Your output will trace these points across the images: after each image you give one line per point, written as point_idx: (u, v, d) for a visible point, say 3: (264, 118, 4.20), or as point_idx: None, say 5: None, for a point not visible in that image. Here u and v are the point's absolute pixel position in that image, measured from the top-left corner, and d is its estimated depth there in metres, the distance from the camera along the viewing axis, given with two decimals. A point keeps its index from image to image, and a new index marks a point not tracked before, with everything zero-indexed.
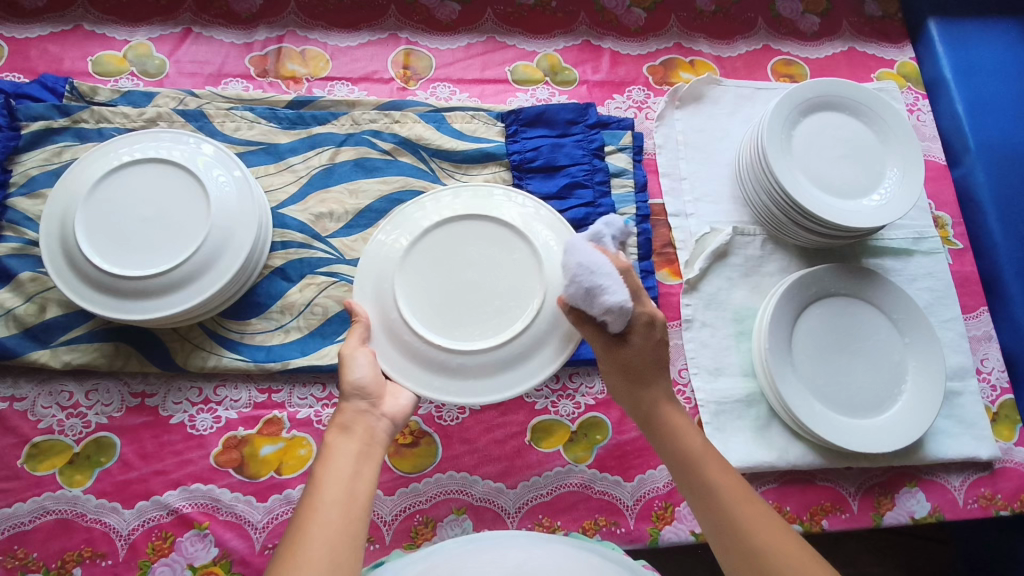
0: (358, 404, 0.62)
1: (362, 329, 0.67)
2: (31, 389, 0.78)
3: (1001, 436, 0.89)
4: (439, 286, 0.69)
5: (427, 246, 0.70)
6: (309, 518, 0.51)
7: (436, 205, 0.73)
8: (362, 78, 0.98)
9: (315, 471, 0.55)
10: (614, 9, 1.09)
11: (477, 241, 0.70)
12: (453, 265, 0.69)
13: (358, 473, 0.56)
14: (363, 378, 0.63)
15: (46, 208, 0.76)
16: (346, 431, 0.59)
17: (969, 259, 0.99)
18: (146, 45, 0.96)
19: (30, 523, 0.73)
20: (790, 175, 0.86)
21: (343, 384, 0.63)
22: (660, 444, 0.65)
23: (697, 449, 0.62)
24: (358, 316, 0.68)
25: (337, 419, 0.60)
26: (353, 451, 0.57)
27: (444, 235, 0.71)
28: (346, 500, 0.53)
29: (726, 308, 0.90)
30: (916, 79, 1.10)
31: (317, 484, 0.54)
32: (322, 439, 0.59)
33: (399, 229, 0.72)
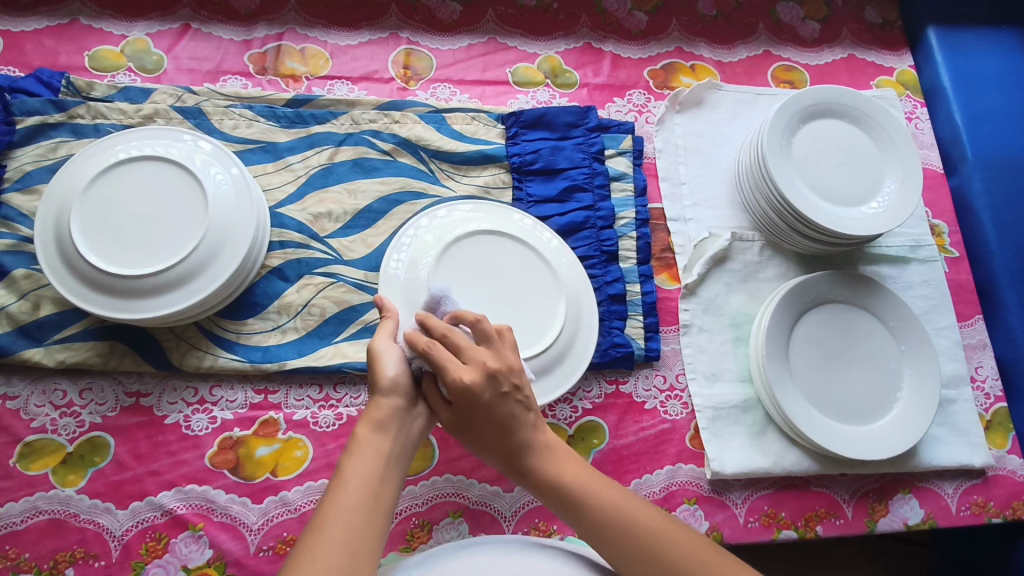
0: (395, 403, 0.57)
1: (393, 324, 0.62)
2: (25, 388, 0.77)
3: (995, 444, 0.90)
4: (470, 296, 0.76)
5: (457, 261, 0.77)
6: (330, 517, 0.50)
7: (461, 218, 0.81)
8: (362, 77, 0.98)
9: (343, 468, 0.53)
10: (616, 12, 1.09)
11: (501, 256, 0.79)
12: (484, 279, 0.77)
13: (384, 477, 0.54)
14: (402, 375, 0.58)
15: (41, 205, 0.75)
16: (381, 428, 0.56)
17: (965, 267, 0.99)
18: (144, 41, 0.95)
19: (22, 523, 0.72)
20: (789, 181, 0.87)
21: (378, 381, 0.58)
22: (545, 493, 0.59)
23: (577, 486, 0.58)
24: (388, 311, 0.63)
25: (372, 414, 0.57)
26: (383, 453, 0.55)
27: (470, 251, 0.78)
28: (368, 506, 0.51)
29: (724, 314, 0.90)
30: (915, 87, 1.10)
31: (342, 484, 0.52)
32: (353, 431, 0.56)
33: (431, 237, 0.79)
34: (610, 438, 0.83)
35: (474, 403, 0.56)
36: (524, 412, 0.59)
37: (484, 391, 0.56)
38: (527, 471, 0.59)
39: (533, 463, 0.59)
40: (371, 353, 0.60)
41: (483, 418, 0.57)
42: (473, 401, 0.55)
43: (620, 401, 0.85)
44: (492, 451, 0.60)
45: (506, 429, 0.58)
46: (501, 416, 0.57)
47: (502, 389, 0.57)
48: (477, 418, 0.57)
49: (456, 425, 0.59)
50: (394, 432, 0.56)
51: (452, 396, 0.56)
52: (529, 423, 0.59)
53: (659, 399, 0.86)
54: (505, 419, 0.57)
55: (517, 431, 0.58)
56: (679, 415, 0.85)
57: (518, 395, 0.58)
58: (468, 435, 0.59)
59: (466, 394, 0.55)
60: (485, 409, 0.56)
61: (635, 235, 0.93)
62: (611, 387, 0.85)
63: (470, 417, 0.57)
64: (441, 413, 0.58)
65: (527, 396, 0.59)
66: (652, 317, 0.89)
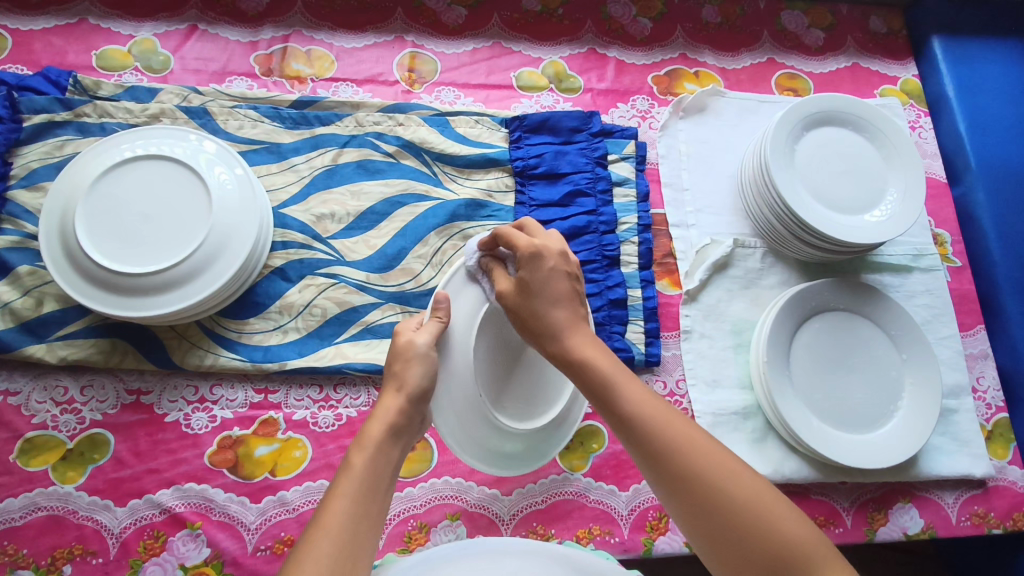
0: (412, 412, 0.59)
1: (439, 329, 0.63)
2: (26, 383, 0.77)
3: (996, 455, 0.90)
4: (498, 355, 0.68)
5: (497, 319, 0.67)
6: (337, 517, 0.49)
7: None
8: (367, 80, 0.98)
9: (354, 465, 0.54)
10: (621, 19, 1.09)
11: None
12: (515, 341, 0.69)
13: (390, 483, 0.55)
14: (428, 386, 0.60)
15: (47, 201, 0.76)
16: (396, 436, 0.57)
17: (967, 277, 0.99)
18: (151, 41, 0.96)
19: (21, 519, 0.72)
20: (791, 187, 0.87)
21: (407, 385, 0.59)
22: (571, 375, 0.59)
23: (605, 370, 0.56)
24: (442, 315, 0.63)
25: (391, 417, 0.58)
26: (393, 461, 0.56)
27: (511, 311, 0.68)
28: (376, 509, 0.52)
29: (725, 320, 0.90)
30: (918, 96, 1.10)
31: (351, 480, 0.52)
32: (366, 427, 0.56)
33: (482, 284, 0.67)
34: (610, 443, 0.83)
35: (539, 264, 0.61)
36: (574, 299, 0.62)
37: (551, 259, 0.62)
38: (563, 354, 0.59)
39: (565, 346, 0.59)
40: (407, 350, 0.61)
41: (539, 284, 0.60)
42: (539, 263, 0.61)
43: None
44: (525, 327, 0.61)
45: (553, 304, 0.60)
46: (558, 288, 0.61)
47: (564, 265, 0.62)
48: (535, 283, 0.60)
49: (516, 297, 0.61)
50: (404, 441, 0.58)
51: (524, 253, 0.61)
52: (568, 313, 0.61)
53: None
54: (558, 291, 0.61)
55: (560, 310, 0.60)
56: None
57: (574, 284, 0.63)
58: (518, 310, 0.61)
59: (535, 252, 0.61)
60: (544, 276, 0.61)
61: (637, 241, 0.93)
62: None
63: (528, 282, 0.60)
64: (506, 287, 0.62)
65: (581, 291, 0.64)
66: (653, 322, 0.89)
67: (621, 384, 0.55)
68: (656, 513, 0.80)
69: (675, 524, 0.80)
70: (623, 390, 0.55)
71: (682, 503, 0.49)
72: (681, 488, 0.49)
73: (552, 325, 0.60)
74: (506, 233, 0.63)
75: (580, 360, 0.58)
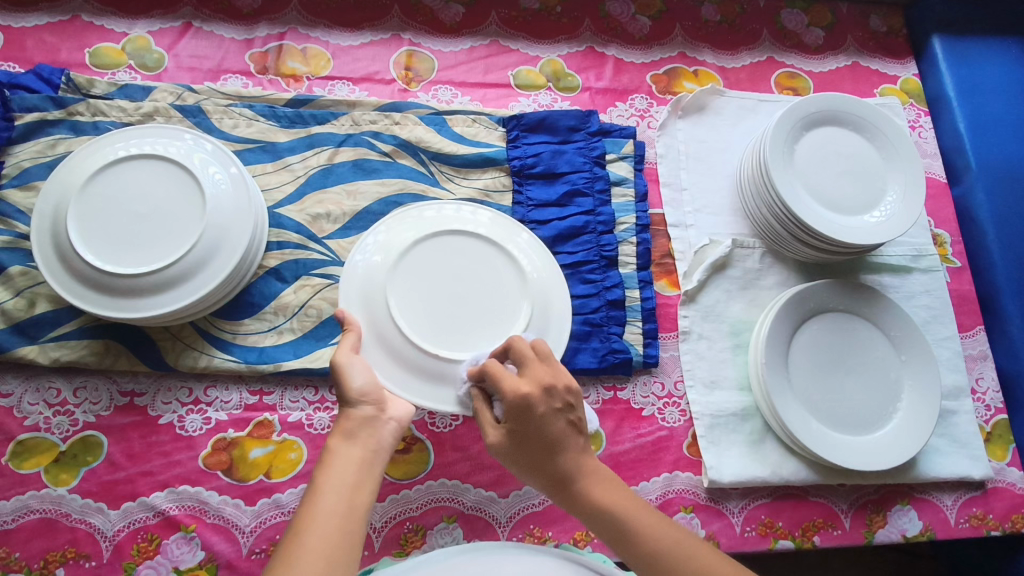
0: (364, 411, 0.59)
1: (357, 337, 0.64)
2: (18, 385, 0.77)
3: (995, 456, 0.90)
4: (431, 312, 0.71)
5: (407, 284, 0.71)
6: (303, 530, 0.49)
7: (394, 240, 0.74)
8: (363, 78, 0.98)
9: (317, 480, 0.53)
10: (619, 17, 1.08)
11: (445, 258, 0.73)
12: (442, 290, 0.72)
13: (359, 482, 0.54)
14: (367, 385, 0.60)
15: (39, 201, 0.75)
16: (351, 437, 0.57)
17: (967, 278, 0.99)
18: (145, 38, 0.95)
19: (13, 522, 0.71)
20: (790, 188, 0.86)
21: (346, 394, 0.59)
22: (585, 519, 0.60)
23: (619, 511, 0.58)
24: (351, 325, 0.66)
25: (343, 425, 0.58)
26: (357, 459, 0.55)
27: (417, 275, 0.72)
28: (346, 512, 0.51)
29: (724, 320, 0.90)
30: (919, 96, 1.10)
31: (315, 493, 0.52)
32: (324, 443, 0.56)
33: (375, 269, 0.72)
34: (608, 444, 0.82)
35: (528, 415, 0.58)
36: (576, 434, 0.60)
37: (539, 404, 0.58)
38: (573, 497, 0.60)
39: (579, 489, 0.60)
40: (333, 366, 0.61)
41: (532, 434, 0.59)
42: (528, 413, 0.58)
43: (618, 408, 0.84)
44: (538, 477, 0.61)
45: (556, 452, 0.59)
46: (552, 435, 0.59)
47: (557, 404, 0.59)
48: (528, 434, 0.59)
49: (500, 440, 0.60)
50: (365, 440, 0.57)
51: (510, 405, 0.58)
52: (577, 448, 0.60)
53: (657, 406, 0.85)
54: (557, 438, 0.59)
55: (563, 456, 0.60)
56: (677, 422, 0.85)
57: (569, 417, 0.60)
58: (516, 459, 0.60)
59: (521, 404, 0.58)
60: (537, 423, 0.58)
61: (635, 241, 0.92)
62: (609, 393, 0.85)
63: (518, 433, 0.59)
64: (495, 433, 0.60)
65: (577, 419, 0.61)
66: (651, 323, 0.88)
67: (634, 523, 0.58)
68: None
69: None
70: (640, 530, 0.58)
71: None
72: None
73: (564, 474, 0.60)
74: (493, 373, 0.61)
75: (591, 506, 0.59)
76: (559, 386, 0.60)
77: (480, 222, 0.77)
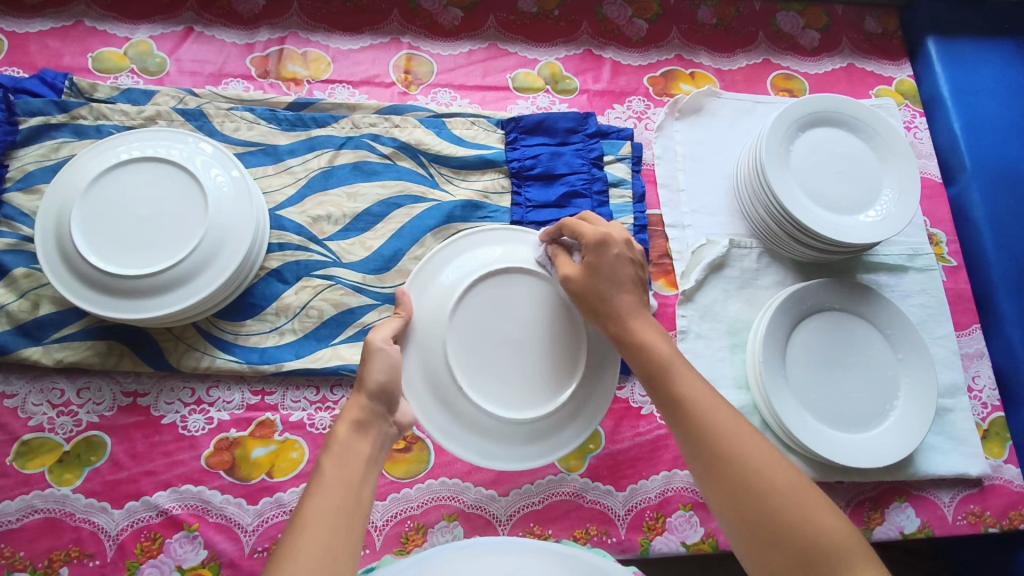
0: (376, 406, 0.59)
1: (398, 324, 0.65)
2: (22, 386, 0.77)
3: (991, 454, 0.90)
4: (483, 346, 0.67)
5: (473, 307, 0.67)
6: (308, 520, 0.49)
7: (483, 259, 0.71)
8: (363, 82, 0.99)
9: (323, 470, 0.54)
10: (616, 20, 1.10)
11: (518, 300, 0.67)
12: (502, 330, 0.67)
13: (364, 478, 0.55)
14: (387, 381, 0.60)
15: (43, 202, 0.76)
16: (360, 430, 0.57)
17: (963, 276, 1.00)
18: (147, 43, 0.96)
19: (17, 522, 0.72)
20: (786, 188, 0.87)
21: (365, 383, 0.59)
22: (628, 358, 0.63)
23: (666, 357, 0.61)
24: (402, 312, 0.66)
25: (352, 416, 0.58)
26: (364, 454, 0.56)
27: (487, 298, 0.67)
28: (351, 507, 0.52)
29: (721, 320, 0.90)
30: (914, 97, 1.11)
31: (321, 483, 0.52)
32: (332, 432, 0.57)
33: (453, 274, 0.70)
34: (606, 443, 0.83)
35: (605, 250, 0.64)
36: (637, 285, 0.65)
37: (617, 245, 0.64)
38: (622, 333, 0.63)
39: (625, 328, 0.63)
40: (367, 349, 0.62)
41: (607, 268, 0.64)
42: (606, 246, 0.64)
43: (617, 407, 0.85)
44: (590, 309, 0.64)
45: (621, 288, 0.64)
46: (623, 272, 0.64)
47: (629, 250, 0.65)
48: (603, 267, 0.63)
49: (581, 278, 0.64)
50: (372, 435, 0.58)
51: (589, 239, 0.64)
52: (636, 300, 0.64)
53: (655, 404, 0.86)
54: (626, 276, 0.64)
55: (626, 295, 0.64)
56: None
57: (637, 271, 0.65)
58: (584, 291, 0.63)
59: (601, 238, 0.64)
60: (611, 257, 0.64)
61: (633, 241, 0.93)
62: None
63: (596, 266, 0.63)
64: (570, 270, 0.64)
65: (642, 279, 0.66)
66: None
67: (675, 369, 0.60)
68: (653, 513, 0.80)
69: (673, 524, 0.80)
70: (679, 377, 0.59)
71: (722, 488, 0.53)
72: (726, 475, 0.53)
73: (619, 311, 0.63)
74: (571, 223, 0.66)
75: (637, 344, 0.62)
76: (630, 241, 0.66)
77: None
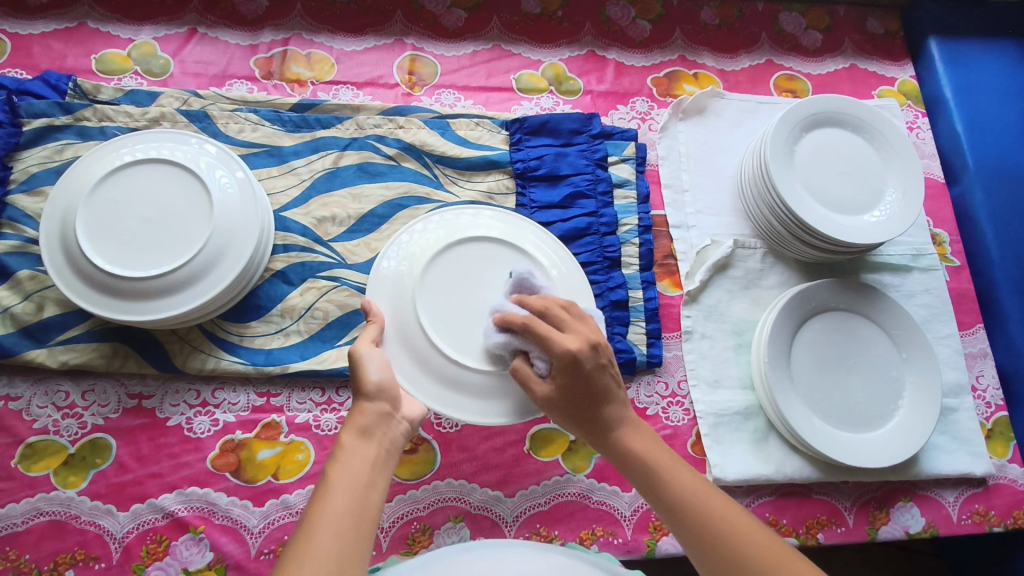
0: (379, 408, 0.60)
1: (376, 331, 0.66)
2: (27, 388, 0.77)
3: (996, 453, 0.90)
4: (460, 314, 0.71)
5: (438, 284, 0.72)
6: (314, 527, 0.49)
7: (434, 237, 0.76)
8: (367, 83, 0.99)
9: (329, 476, 0.53)
10: (619, 21, 1.10)
11: (477, 263, 0.73)
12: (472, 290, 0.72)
13: (372, 481, 0.54)
14: (384, 379, 0.61)
15: (48, 203, 0.76)
16: (365, 434, 0.57)
17: (966, 276, 1.00)
18: (151, 44, 0.96)
19: (22, 525, 0.72)
20: (791, 189, 0.87)
21: (362, 386, 0.60)
22: (620, 466, 0.62)
23: (655, 461, 0.60)
24: (375, 317, 0.67)
25: (357, 420, 0.58)
26: (370, 457, 0.56)
27: (451, 269, 0.73)
28: (358, 510, 0.51)
29: (726, 320, 0.90)
30: (916, 97, 1.11)
31: (327, 489, 0.52)
32: (339, 439, 0.56)
33: (408, 259, 0.74)
34: None
35: (577, 370, 0.59)
36: (616, 391, 0.62)
37: (586, 359, 0.59)
38: (611, 444, 0.62)
39: (615, 437, 0.62)
40: (354, 357, 0.63)
41: (582, 387, 0.60)
42: (577, 368, 0.59)
43: None
44: (578, 424, 0.63)
45: (603, 401, 0.61)
46: (598, 388, 0.60)
47: (602, 362, 0.60)
48: (578, 386, 0.60)
49: (554, 395, 0.61)
50: (377, 440, 0.57)
51: (557, 362, 0.59)
52: (620, 403, 0.63)
53: (661, 405, 0.86)
54: (605, 389, 0.61)
55: (608, 406, 0.62)
56: (681, 421, 0.85)
57: (612, 371, 0.61)
58: (565, 410, 0.62)
59: (570, 362, 0.59)
60: (585, 378, 0.59)
61: (637, 242, 0.93)
62: None
63: (568, 388, 0.60)
64: (543, 390, 0.62)
65: (618, 373, 0.63)
66: (654, 323, 0.89)
67: (666, 472, 0.59)
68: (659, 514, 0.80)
69: None
70: (668, 479, 0.59)
71: None
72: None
73: (606, 420, 0.62)
74: (535, 334, 0.61)
75: (623, 450, 0.61)
76: (599, 346, 0.60)
77: (509, 230, 0.78)
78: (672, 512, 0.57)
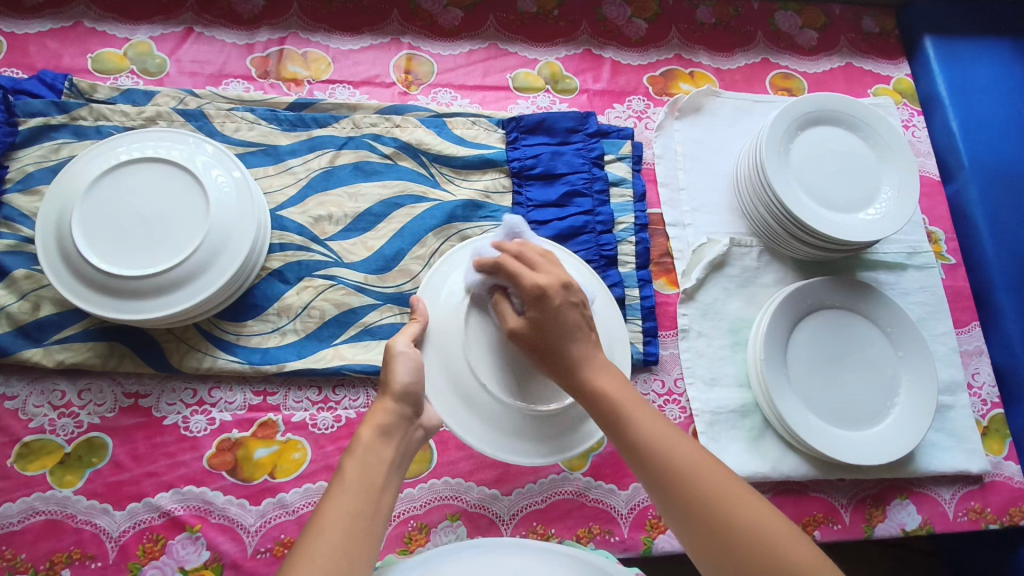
0: (401, 410, 0.59)
1: (417, 328, 0.67)
2: (23, 388, 0.77)
3: (991, 450, 0.91)
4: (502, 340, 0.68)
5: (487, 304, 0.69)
6: (328, 522, 0.49)
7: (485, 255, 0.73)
8: (363, 82, 0.99)
9: (346, 470, 0.54)
10: (616, 20, 1.10)
11: None
12: None
13: (385, 484, 0.55)
14: (411, 383, 0.61)
15: (43, 203, 0.76)
16: (384, 434, 0.57)
17: (962, 274, 1.00)
18: (147, 44, 0.96)
19: (19, 524, 0.72)
20: (786, 187, 0.87)
21: (390, 385, 0.60)
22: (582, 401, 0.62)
23: (620, 396, 0.60)
24: (418, 316, 0.68)
25: (377, 418, 0.58)
26: (387, 459, 0.56)
27: None
28: (370, 510, 0.52)
29: (723, 318, 0.91)
30: (912, 96, 1.11)
31: (343, 484, 0.52)
32: (357, 432, 0.56)
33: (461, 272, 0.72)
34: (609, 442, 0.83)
35: (548, 304, 0.61)
36: (586, 329, 0.63)
37: (558, 295, 0.62)
38: (574, 379, 0.62)
39: (580, 373, 0.61)
40: (388, 354, 0.62)
41: (552, 323, 0.61)
42: (546, 301, 0.61)
43: None
44: (542, 360, 0.62)
45: (570, 340, 0.62)
46: (569, 324, 0.62)
47: (573, 300, 0.63)
48: (546, 323, 0.61)
49: (525, 333, 0.62)
50: (396, 441, 0.58)
51: (528, 293, 0.62)
52: (588, 342, 0.63)
53: (657, 403, 0.86)
54: (572, 327, 0.62)
55: (575, 343, 0.62)
56: (677, 419, 0.86)
57: (582, 311, 0.64)
58: (533, 346, 0.62)
59: (540, 294, 0.61)
60: (555, 312, 0.61)
61: (634, 240, 0.93)
62: None
63: (538, 323, 0.61)
64: (515, 323, 0.63)
65: (588, 315, 0.64)
66: (651, 321, 0.89)
67: (632, 408, 0.59)
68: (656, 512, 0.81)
69: None
70: (631, 413, 0.59)
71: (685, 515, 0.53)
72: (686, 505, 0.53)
73: (572, 357, 0.61)
74: (512, 267, 0.64)
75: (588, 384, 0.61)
76: (570, 284, 0.63)
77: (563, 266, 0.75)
78: (631, 442, 0.57)
